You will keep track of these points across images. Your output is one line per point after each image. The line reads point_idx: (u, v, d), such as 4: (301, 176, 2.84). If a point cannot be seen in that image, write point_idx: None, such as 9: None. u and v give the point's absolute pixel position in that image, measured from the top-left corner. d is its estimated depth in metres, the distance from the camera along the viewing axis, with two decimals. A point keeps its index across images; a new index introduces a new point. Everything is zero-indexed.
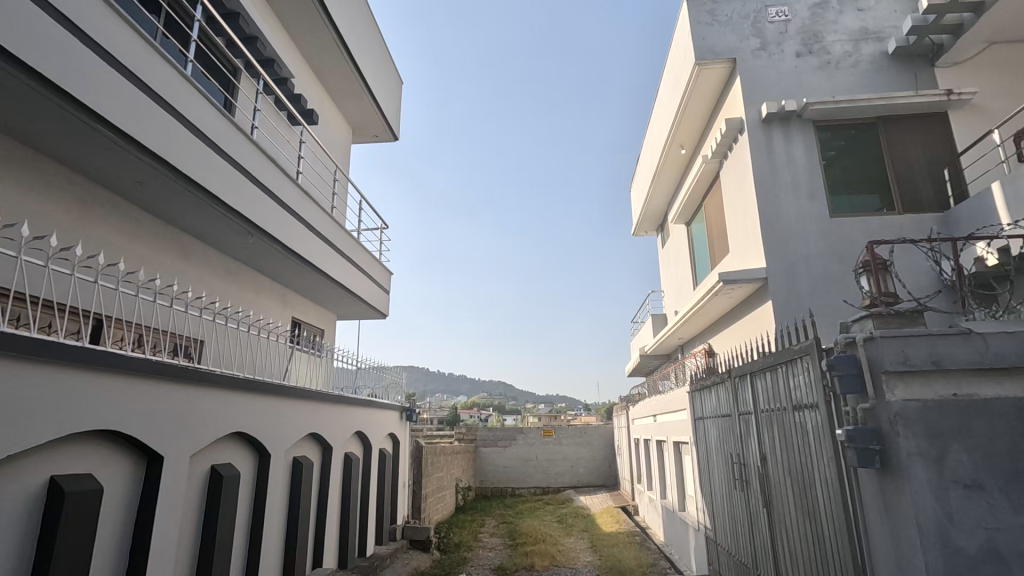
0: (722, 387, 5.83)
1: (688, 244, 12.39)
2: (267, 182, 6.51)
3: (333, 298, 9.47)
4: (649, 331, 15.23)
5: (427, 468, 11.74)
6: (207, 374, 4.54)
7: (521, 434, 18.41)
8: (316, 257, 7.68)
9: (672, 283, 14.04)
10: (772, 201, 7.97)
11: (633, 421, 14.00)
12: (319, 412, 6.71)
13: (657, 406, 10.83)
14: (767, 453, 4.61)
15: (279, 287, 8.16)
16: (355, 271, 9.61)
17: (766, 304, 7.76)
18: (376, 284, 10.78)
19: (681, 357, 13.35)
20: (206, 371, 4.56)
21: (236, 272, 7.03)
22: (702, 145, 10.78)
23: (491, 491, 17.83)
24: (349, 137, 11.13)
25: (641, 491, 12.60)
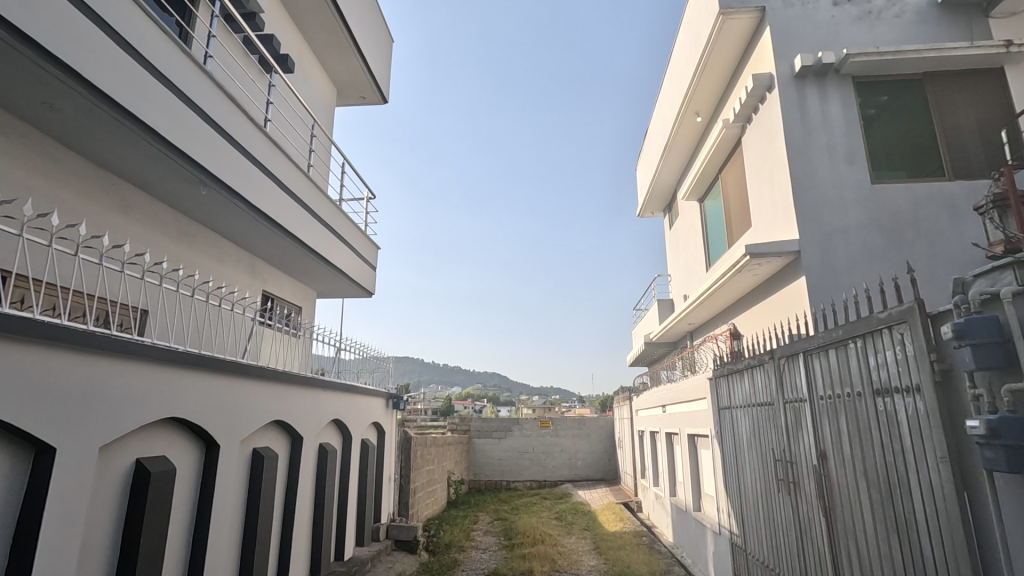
0: (760, 370, 4.93)
1: (701, 222, 11.49)
2: (228, 127, 5.54)
3: (311, 271, 8.51)
4: (655, 316, 14.35)
5: (416, 460, 10.87)
6: (141, 348, 3.70)
7: (517, 425, 17.60)
8: (287, 221, 6.72)
9: (680, 266, 13.16)
10: (806, 166, 7.06)
11: (638, 413, 13.16)
12: (287, 396, 5.81)
13: (666, 395, 9.99)
14: (827, 449, 3.71)
15: (246, 255, 7.20)
16: (337, 242, 8.65)
17: (798, 281, 6.87)
18: (361, 260, 9.83)
19: (690, 344, 12.48)
20: (142, 344, 3.73)
21: (190, 235, 6.06)
22: (720, 111, 9.84)
23: (485, 484, 17.06)
24: (333, 99, 10.14)
25: (645, 487, 11.78)
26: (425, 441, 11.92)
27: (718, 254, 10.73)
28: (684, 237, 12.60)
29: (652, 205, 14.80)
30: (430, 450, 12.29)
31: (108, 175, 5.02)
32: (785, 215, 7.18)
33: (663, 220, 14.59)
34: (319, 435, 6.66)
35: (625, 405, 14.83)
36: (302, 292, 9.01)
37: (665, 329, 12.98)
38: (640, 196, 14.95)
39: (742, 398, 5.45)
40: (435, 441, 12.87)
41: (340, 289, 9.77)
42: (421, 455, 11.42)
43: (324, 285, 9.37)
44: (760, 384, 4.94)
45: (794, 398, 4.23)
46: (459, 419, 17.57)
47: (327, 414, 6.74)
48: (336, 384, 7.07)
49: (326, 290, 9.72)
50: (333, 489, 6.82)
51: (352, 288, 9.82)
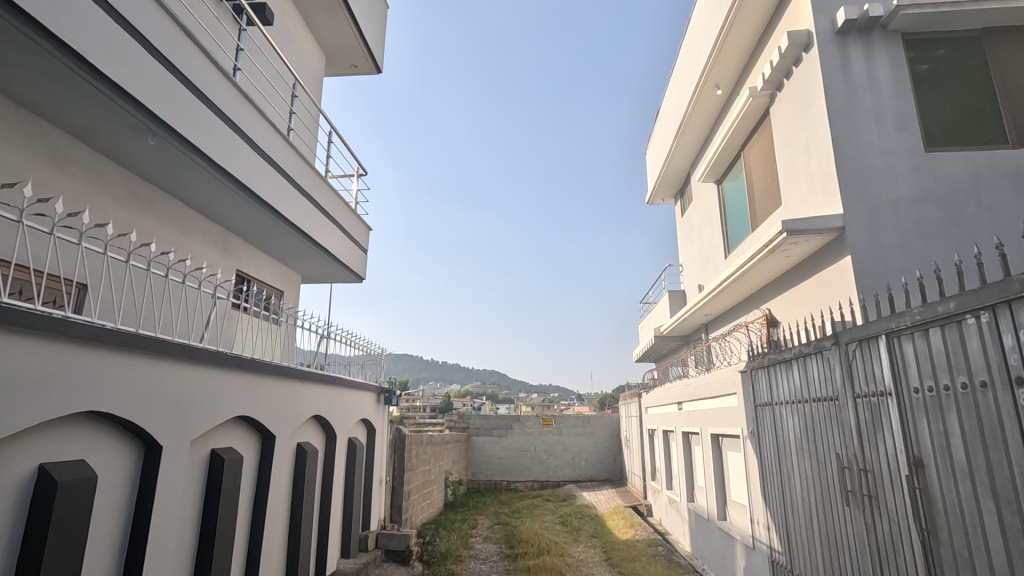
0: (816, 357, 4.13)
1: (719, 205, 10.66)
2: (189, 72, 4.71)
3: (293, 251, 7.68)
4: (666, 308, 13.53)
5: (411, 460, 10.06)
6: (65, 327, 2.99)
7: (518, 423, 16.82)
8: (262, 190, 5.90)
9: (694, 254, 12.34)
10: (850, 133, 6.25)
11: (648, 410, 12.36)
12: (259, 388, 5.00)
13: (680, 391, 9.21)
14: (926, 455, 2.92)
15: (215, 229, 6.38)
16: (323, 219, 7.83)
17: (843, 262, 6.05)
18: (351, 241, 9.00)
19: (704, 337, 11.67)
20: (71, 322, 3.03)
21: (142, 197, 5.23)
22: (744, 82, 9.02)
23: (484, 484, 16.30)
24: (322, 66, 9.31)
25: (657, 490, 11.00)
26: (422, 439, 11.13)
27: (739, 239, 9.90)
28: (699, 223, 11.78)
29: (663, 191, 13.97)
30: (427, 449, 11.50)
31: (37, 120, 4.19)
32: (826, 188, 6.37)
33: (675, 206, 13.78)
34: (297, 434, 5.85)
35: (633, 402, 14.03)
36: (284, 275, 8.19)
37: (678, 321, 12.16)
38: (650, 181, 14.15)
39: (789, 391, 4.64)
40: (433, 439, 12.10)
41: (328, 273, 8.95)
42: (417, 454, 10.61)
43: (310, 267, 8.54)
44: (816, 375, 4.14)
45: (870, 391, 3.43)
46: (457, 417, 16.80)
47: (308, 410, 5.93)
48: (320, 376, 6.25)
49: (312, 274, 8.89)
50: (313, 495, 6.02)
51: (341, 273, 8.99)
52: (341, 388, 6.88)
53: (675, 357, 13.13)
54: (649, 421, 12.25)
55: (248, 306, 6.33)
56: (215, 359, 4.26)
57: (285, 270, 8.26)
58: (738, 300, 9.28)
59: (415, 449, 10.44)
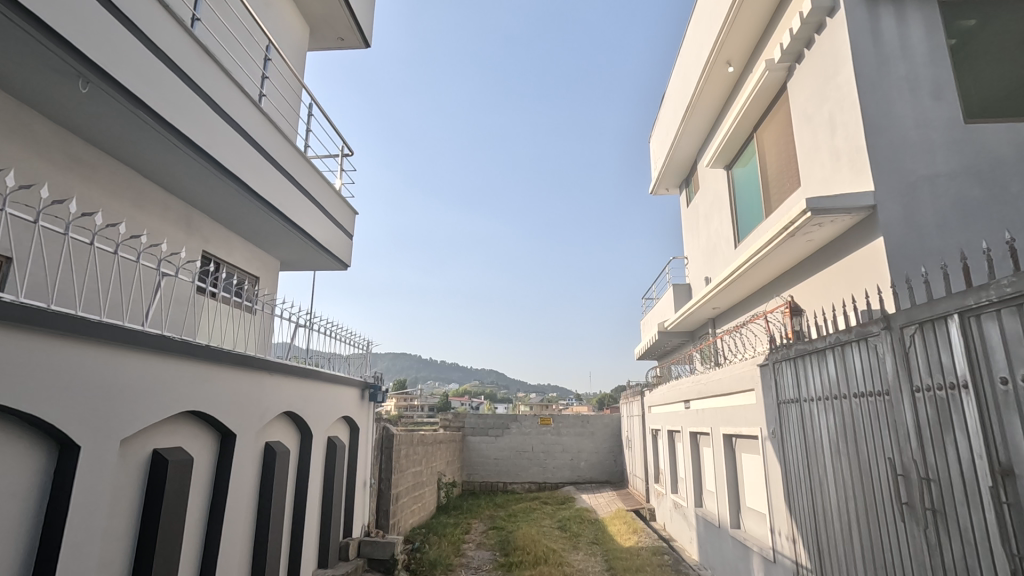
0: (859, 344, 3.53)
1: (728, 192, 10.07)
2: (137, 17, 4.10)
3: (269, 232, 7.09)
4: (670, 303, 12.95)
5: (401, 460, 9.46)
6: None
7: (515, 422, 16.24)
8: (229, 161, 5.30)
9: (701, 245, 11.74)
10: (881, 102, 5.66)
11: (651, 409, 11.77)
12: (220, 380, 4.41)
13: (687, 389, 8.62)
14: (1020, 464, 2.32)
15: (176, 203, 5.78)
16: (303, 199, 7.23)
17: (874, 244, 5.46)
18: (335, 226, 8.38)
19: (711, 332, 11.08)
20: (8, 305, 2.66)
21: (82, 159, 4.65)
22: (758, 57, 8.42)
23: (479, 485, 15.71)
24: (307, 39, 8.70)
25: (660, 493, 10.41)
26: (414, 437, 10.54)
27: (750, 227, 9.31)
28: (706, 212, 11.18)
29: (668, 180, 13.38)
30: (419, 448, 10.91)
31: None
32: (853, 165, 5.79)
33: (680, 196, 13.19)
34: (266, 433, 5.24)
35: (635, 401, 13.42)
36: (260, 260, 7.58)
37: (683, 315, 11.56)
38: (654, 170, 13.55)
39: (822, 385, 4.05)
40: (425, 438, 11.52)
41: (310, 260, 8.34)
42: (408, 454, 10.01)
43: (289, 252, 7.93)
44: (859, 368, 3.55)
45: (933, 383, 2.85)
46: (452, 415, 16.23)
47: (280, 405, 5.34)
48: (296, 368, 5.65)
49: (294, 261, 8.29)
50: (284, 500, 5.44)
51: (325, 260, 8.39)
52: (321, 382, 6.28)
53: (680, 354, 12.53)
54: (651, 421, 11.66)
55: (215, 291, 5.73)
56: (159, 345, 3.69)
57: (262, 255, 7.65)
58: (750, 291, 8.69)
59: (405, 449, 9.85)
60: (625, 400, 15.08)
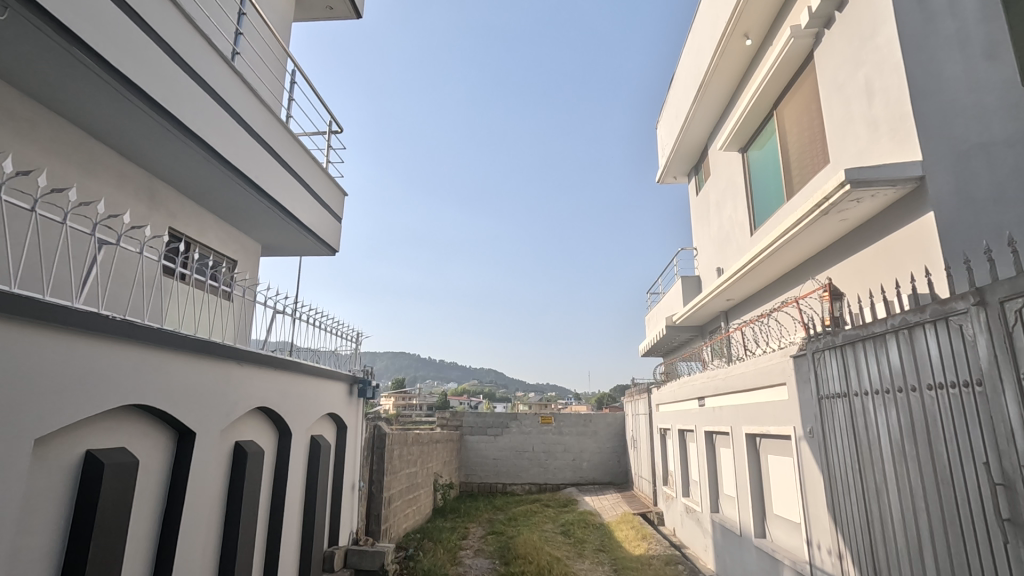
0: (936, 323, 2.93)
1: (743, 177, 9.47)
2: None
3: (246, 210, 6.48)
4: (678, 296, 12.33)
5: (394, 461, 8.84)
6: None
7: (515, 421, 15.65)
8: (193, 123, 4.68)
9: (712, 235, 11.13)
10: (927, 64, 5.04)
11: (658, 408, 11.17)
12: (180, 372, 3.80)
13: (701, 385, 8.02)
14: None
15: (133, 170, 5.16)
16: (286, 175, 6.61)
17: (924, 219, 4.86)
18: (322, 208, 7.74)
19: (724, 326, 10.46)
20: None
21: (16, 112, 4.04)
22: (779, 28, 7.82)
23: (478, 486, 15.13)
24: (293, 8, 8.09)
25: (669, 497, 9.82)
26: (409, 436, 9.92)
27: (768, 212, 8.69)
28: (718, 200, 10.57)
29: (676, 167, 12.75)
30: (414, 448, 10.30)
31: None
32: (895, 135, 5.19)
33: (690, 183, 12.59)
34: (237, 432, 4.63)
35: (641, 399, 12.79)
36: (238, 243, 6.96)
37: (693, 308, 10.96)
38: (661, 157, 12.96)
39: (879, 374, 3.44)
40: (422, 437, 10.92)
41: (294, 244, 7.70)
42: (402, 454, 9.39)
43: (270, 234, 7.30)
44: (935, 356, 2.95)
45: None
46: (450, 414, 15.66)
47: (254, 401, 4.73)
48: (272, 360, 5.04)
49: (276, 245, 7.66)
50: (258, 508, 4.83)
51: (310, 244, 7.74)
52: (302, 376, 5.66)
53: (689, 350, 11.92)
54: (659, 419, 11.05)
55: (185, 272, 5.13)
56: (99, 328, 3.09)
57: (240, 238, 7.03)
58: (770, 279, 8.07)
59: (399, 449, 9.23)
60: (629, 398, 14.46)
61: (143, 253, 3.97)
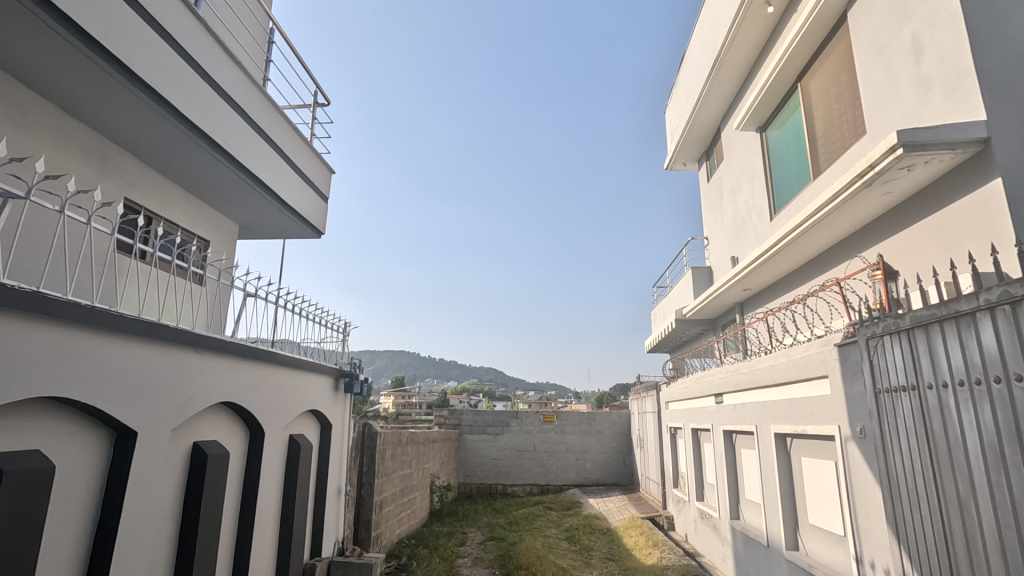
0: None
1: (762, 158, 8.82)
2: None
3: (217, 184, 5.86)
4: (688, 288, 11.72)
5: (387, 462, 8.22)
6: None
7: (516, 419, 15.05)
8: (136, 63, 4.05)
9: (725, 223, 10.49)
10: (990, 10, 4.40)
11: (668, 406, 10.55)
12: (122, 359, 3.16)
13: (719, 380, 7.40)
14: None
15: (77, 128, 4.53)
16: (265, 147, 5.98)
17: (990, 187, 4.23)
18: (308, 187, 7.11)
19: (739, 318, 9.82)
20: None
21: None
22: None
23: (477, 487, 14.55)
24: None
25: (681, 500, 9.19)
26: (404, 435, 9.30)
27: (790, 195, 8.06)
28: (733, 184, 9.93)
29: (687, 152, 12.12)
30: (410, 448, 9.67)
31: None
32: (950, 93, 4.57)
33: (701, 169, 11.96)
34: (196, 430, 3.99)
35: (649, 397, 12.15)
36: (213, 223, 6.32)
37: (706, 300, 10.33)
38: (670, 142, 12.34)
39: (964, 360, 2.82)
40: (418, 436, 10.31)
41: (277, 228, 7.05)
42: (396, 454, 8.77)
43: (249, 214, 6.65)
44: None
45: None
46: (448, 412, 15.13)
47: (219, 396, 4.07)
48: (241, 349, 4.39)
49: (256, 228, 7.00)
50: (223, 519, 4.18)
51: (295, 227, 7.07)
52: (277, 368, 5.01)
53: (700, 345, 11.29)
54: (669, 418, 10.43)
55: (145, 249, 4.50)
56: (5, 302, 2.43)
57: (215, 217, 6.38)
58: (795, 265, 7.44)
59: (393, 449, 8.60)
60: (636, 395, 13.84)
61: (94, 228, 3.39)
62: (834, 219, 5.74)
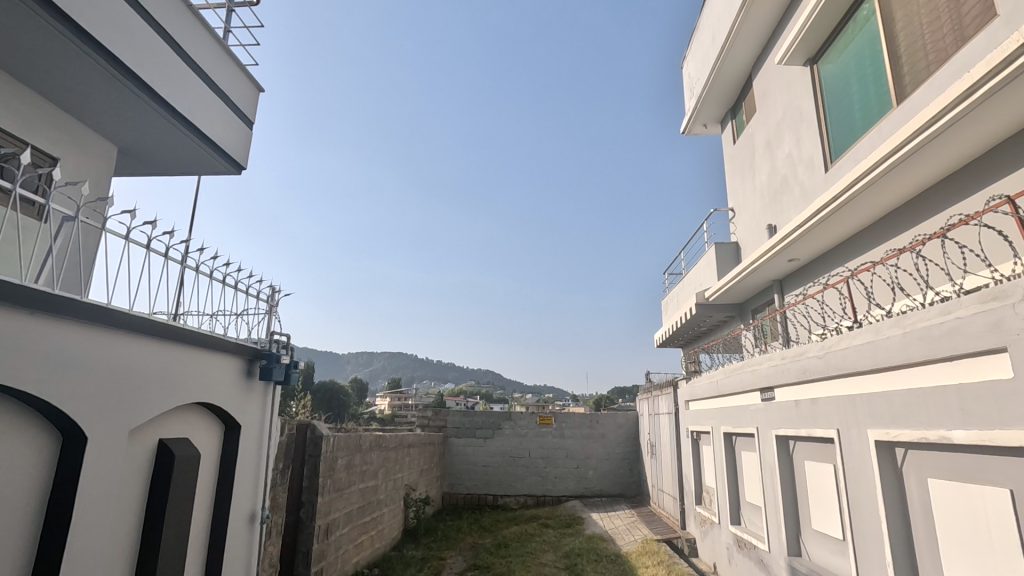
0: None
1: (813, 99, 7.09)
2: None
3: (77, 83, 4.12)
4: (709, 268, 10.01)
5: (339, 474, 6.45)
6: None
7: (508, 421, 13.36)
8: None
9: (758, 187, 8.74)
10: None
11: (687, 406, 8.82)
12: None
13: (767, 371, 5.68)
14: None
15: None
16: (150, 33, 4.25)
17: None
18: (229, 109, 5.35)
19: (777, 300, 8.08)
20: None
21: None
22: None
23: (464, 498, 12.87)
24: None
25: (708, 522, 7.45)
26: (369, 437, 7.57)
27: (853, 139, 6.32)
28: (771, 138, 8.23)
29: (710, 109, 10.41)
30: (377, 454, 7.91)
31: None
32: None
33: (727, 129, 10.25)
34: None
35: (662, 395, 10.42)
36: (73, 139, 4.50)
37: (735, 278, 8.59)
38: (690, 100, 10.64)
39: None
40: (389, 440, 8.58)
41: (181, 159, 5.24)
42: (356, 463, 7.02)
43: (133, 132, 4.82)
44: None
45: None
46: (432, 412, 13.41)
47: None
48: (41, 295, 2.63)
49: (151, 156, 5.19)
50: None
51: (208, 158, 5.25)
52: (134, 337, 3.27)
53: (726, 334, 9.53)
54: (688, 420, 8.71)
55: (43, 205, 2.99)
56: None
57: (79, 132, 4.56)
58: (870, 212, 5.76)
59: (350, 456, 6.83)
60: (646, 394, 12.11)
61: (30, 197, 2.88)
62: (969, 121, 4.14)
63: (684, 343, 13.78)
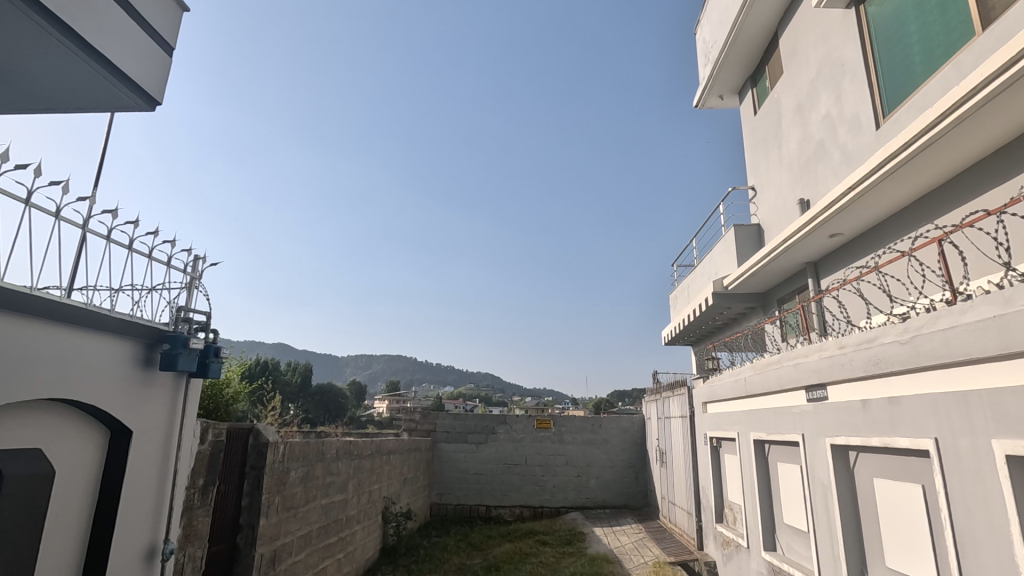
0: None
1: (858, 45, 5.99)
2: None
3: None
4: (727, 254, 8.93)
5: (294, 489, 5.35)
6: None
7: (503, 425, 12.28)
8: None
9: (787, 159, 7.65)
10: None
11: (705, 409, 7.73)
12: None
13: (813, 365, 4.60)
14: None
15: None
16: None
17: None
18: (143, 31, 4.23)
19: (812, 285, 6.97)
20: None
21: None
22: None
23: (454, 509, 11.79)
24: None
25: (732, 545, 6.37)
26: (337, 444, 6.47)
27: (915, 86, 5.20)
28: (803, 100, 7.14)
29: (728, 77, 9.35)
30: (347, 463, 6.80)
31: None
32: None
33: (747, 99, 9.17)
34: None
35: (673, 397, 9.32)
36: None
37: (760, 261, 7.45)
38: (706, 67, 9.56)
39: None
40: (364, 446, 7.49)
41: (75, 94, 4.21)
42: (318, 475, 5.92)
43: (9, 55, 3.80)
44: None
45: None
46: (419, 415, 12.34)
47: None
48: None
49: (34, 87, 4.15)
50: None
51: (111, 91, 4.19)
52: None
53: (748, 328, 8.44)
54: (706, 425, 7.62)
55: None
56: None
57: None
58: (945, 160, 4.65)
59: (309, 467, 5.71)
60: (654, 395, 11.00)
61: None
62: None
63: (694, 340, 12.67)
